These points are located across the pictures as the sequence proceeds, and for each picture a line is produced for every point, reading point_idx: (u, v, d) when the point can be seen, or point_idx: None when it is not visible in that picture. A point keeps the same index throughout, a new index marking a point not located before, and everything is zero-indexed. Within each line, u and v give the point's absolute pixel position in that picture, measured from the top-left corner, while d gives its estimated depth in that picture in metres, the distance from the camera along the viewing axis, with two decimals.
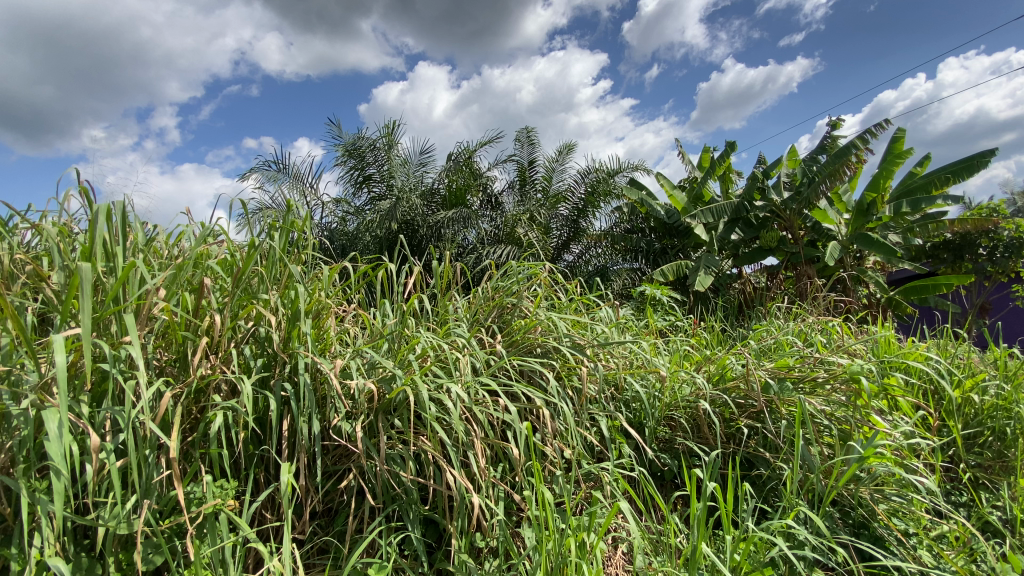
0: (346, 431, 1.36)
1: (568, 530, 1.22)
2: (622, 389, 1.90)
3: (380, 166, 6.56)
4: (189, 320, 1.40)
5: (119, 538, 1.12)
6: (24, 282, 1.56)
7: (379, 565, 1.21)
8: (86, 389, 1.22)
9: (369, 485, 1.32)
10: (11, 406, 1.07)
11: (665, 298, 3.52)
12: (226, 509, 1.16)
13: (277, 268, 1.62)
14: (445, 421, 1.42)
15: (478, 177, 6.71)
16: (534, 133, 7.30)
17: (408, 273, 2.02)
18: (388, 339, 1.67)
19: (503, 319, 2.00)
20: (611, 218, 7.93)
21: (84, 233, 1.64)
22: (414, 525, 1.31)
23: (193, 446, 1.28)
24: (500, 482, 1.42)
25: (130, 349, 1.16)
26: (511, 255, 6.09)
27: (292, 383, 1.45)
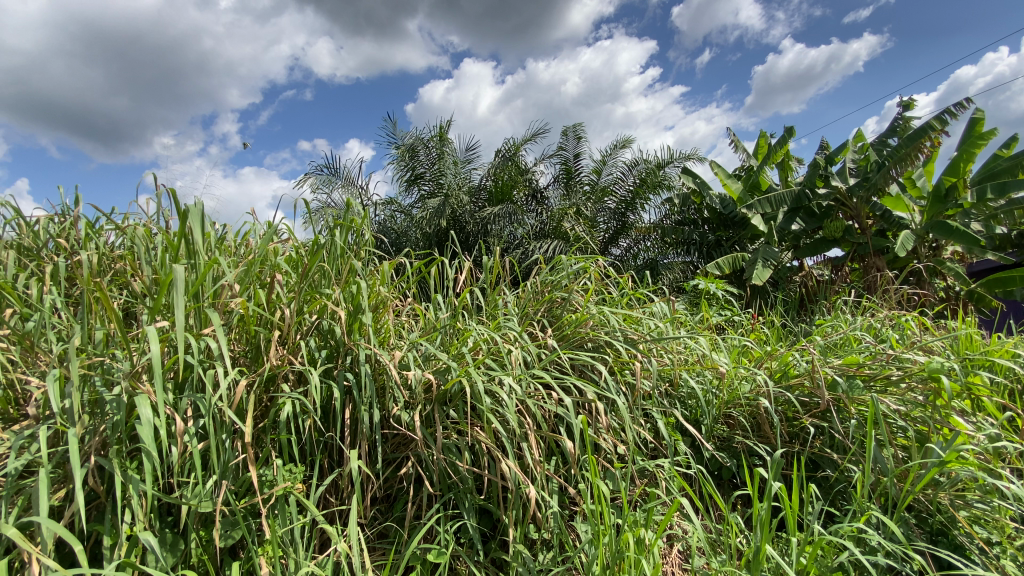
0: (405, 420, 1.40)
1: (625, 525, 1.21)
2: (678, 385, 1.86)
3: (428, 164, 6.67)
4: (260, 314, 1.49)
5: (199, 517, 1.21)
6: (112, 280, 1.69)
7: (438, 551, 1.24)
8: (171, 377, 1.32)
9: (427, 473, 1.36)
10: (107, 392, 1.17)
11: (720, 292, 3.40)
12: (296, 492, 1.23)
13: (337, 264, 1.69)
14: (499, 413, 1.44)
15: (525, 172, 6.70)
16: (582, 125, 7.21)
17: (460, 269, 2.05)
18: (442, 332, 1.70)
19: (554, 314, 1.99)
20: (661, 211, 7.73)
21: (162, 234, 1.76)
22: (470, 514, 1.34)
23: (265, 432, 1.36)
24: (554, 475, 1.43)
25: (211, 342, 1.25)
26: (559, 249, 6.07)
27: (354, 373, 1.51)
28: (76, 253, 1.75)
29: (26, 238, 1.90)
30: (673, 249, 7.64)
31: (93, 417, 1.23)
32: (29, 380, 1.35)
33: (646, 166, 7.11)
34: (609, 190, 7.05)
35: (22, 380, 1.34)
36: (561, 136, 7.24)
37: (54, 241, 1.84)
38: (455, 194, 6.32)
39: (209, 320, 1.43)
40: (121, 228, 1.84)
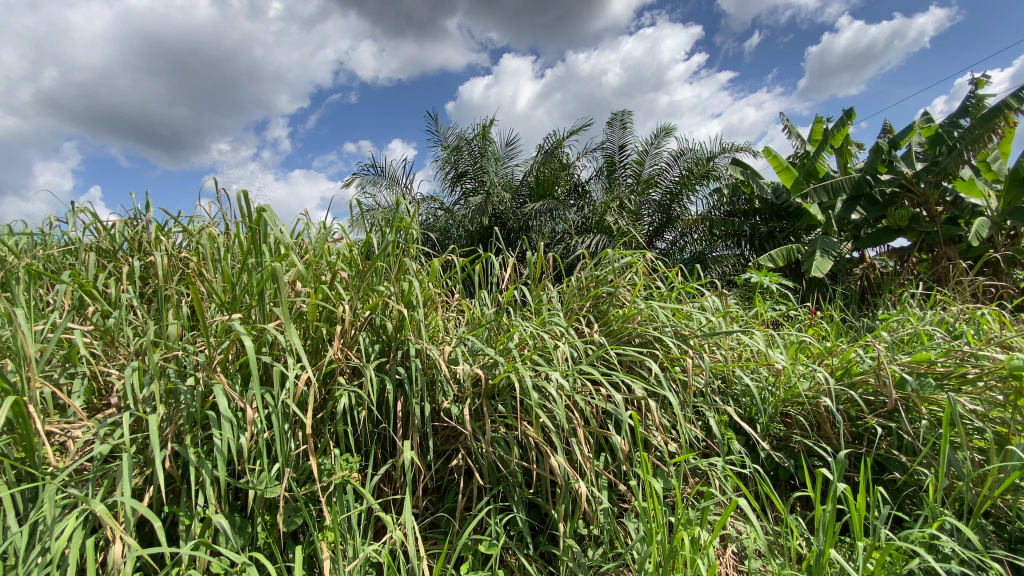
0: (455, 413, 1.43)
1: (678, 524, 1.18)
2: (731, 382, 1.80)
3: (470, 163, 6.71)
4: (317, 310, 1.55)
5: (265, 502, 1.28)
6: (181, 279, 1.81)
7: (489, 542, 1.26)
8: (237, 370, 1.40)
9: (477, 466, 1.38)
10: (184, 382, 1.27)
11: (774, 285, 3.26)
12: (353, 481, 1.27)
13: (387, 262, 1.74)
14: (547, 408, 1.44)
15: (567, 166, 6.65)
16: (628, 116, 7.08)
17: (506, 264, 2.06)
18: (489, 327, 1.72)
19: (600, 309, 1.97)
20: (708, 202, 7.49)
21: (225, 235, 1.86)
22: (519, 507, 1.35)
23: (323, 423, 1.42)
24: (604, 471, 1.42)
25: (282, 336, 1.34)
26: (603, 244, 5.99)
27: (405, 367, 1.55)
28: (149, 254, 1.88)
29: (105, 241, 2.05)
30: (723, 241, 7.40)
31: (169, 406, 1.32)
32: (112, 372, 1.46)
33: (693, 156, 6.90)
34: (654, 182, 6.90)
35: (105, 372, 1.46)
36: (604, 129, 7.14)
37: (130, 243, 1.97)
38: (497, 190, 6.35)
39: (274, 315, 1.54)
40: (188, 231, 1.97)
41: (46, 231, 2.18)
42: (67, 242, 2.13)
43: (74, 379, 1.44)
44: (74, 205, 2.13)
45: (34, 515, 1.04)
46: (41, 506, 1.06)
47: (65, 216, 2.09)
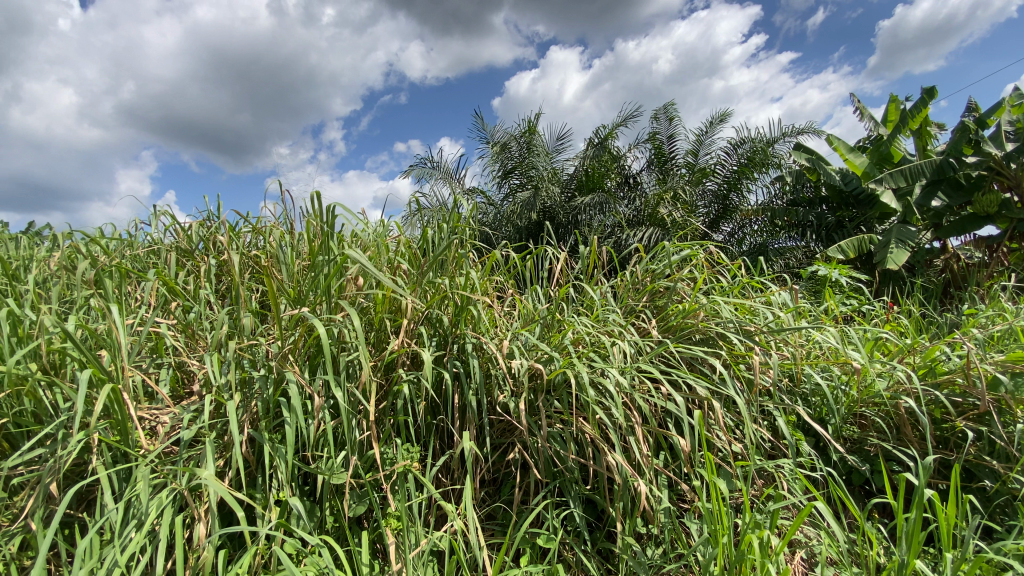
0: (511, 407, 1.44)
1: (745, 527, 1.14)
2: (801, 381, 1.71)
3: (519, 159, 6.69)
4: (378, 305, 1.60)
5: (332, 488, 1.34)
6: (251, 276, 1.92)
7: (547, 537, 1.26)
8: (305, 362, 1.48)
9: (533, 460, 1.38)
10: (259, 372, 1.35)
11: (843, 279, 3.07)
12: (414, 470, 1.31)
13: (443, 257, 1.78)
14: (604, 404, 1.42)
15: (617, 158, 6.53)
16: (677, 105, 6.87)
17: (560, 259, 2.05)
18: (543, 322, 1.71)
19: (658, 304, 1.91)
20: (770, 191, 7.13)
21: (290, 235, 1.96)
22: (576, 503, 1.34)
23: (385, 414, 1.46)
24: (663, 470, 1.38)
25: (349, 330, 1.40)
26: (656, 237, 5.84)
27: (462, 361, 1.58)
28: (223, 253, 2.00)
29: (184, 241, 2.20)
30: (785, 232, 7.04)
31: (244, 394, 1.41)
32: (192, 362, 1.57)
33: (752, 144, 6.59)
34: (710, 171, 6.65)
35: (187, 362, 1.57)
36: (653, 119, 6.96)
37: (206, 242, 2.11)
38: (545, 185, 6.33)
39: (342, 306, 1.64)
40: (256, 230, 2.08)
41: (132, 232, 2.37)
42: (150, 242, 2.30)
43: (160, 369, 1.56)
44: (156, 208, 2.30)
45: (130, 493, 1.13)
46: (136, 485, 1.16)
47: (148, 219, 2.26)
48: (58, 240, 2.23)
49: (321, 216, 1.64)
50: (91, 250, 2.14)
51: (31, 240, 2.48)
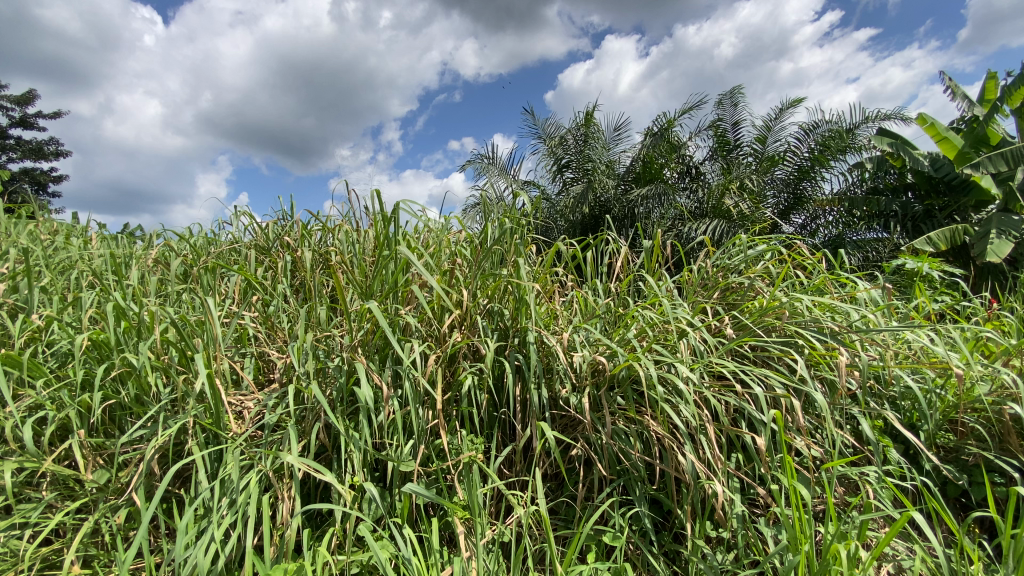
0: (574, 402, 1.43)
1: (829, 536, 1.07)
2: (890, 383, 1.58)
3: (574, 152, 6.59)
4: (443, 299, 1.64)
5: (400, 476, 1.38)
6: (323, 270, 2.02)
7: (613, 535, 1.24)
8: (376, 353, 1.54)
9: (598, 456, 1.36)
10: (334, 360, 1.43)
11: (935, 272, 2.81)
12: (479, 462, 1.33)
13: (503, 251, 1.79)
14: (672, 402, 1.38)
15: (678, 148, 6.32)
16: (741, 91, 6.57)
17: (622, 252, 1.99)
18: (605, 318, 1.68)
19: (729, 299, 1.83)
20: (848, 179, 6.66)
21: (359, 231, 2.05)
22: (642, 502, 1.31)
23: (451, 405, 1.50)
24: (735, 472, 1.33)
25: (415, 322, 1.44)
26: (721, 229, 5.60)
27: (524, 355, 1.58)
28: (297, 249, 2.11)
29: (262, 239, 2.34)
30: (864, 223, 6.54)
31: (320, 383, 1.49)
32: (272, 353, 1.67)
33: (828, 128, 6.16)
34: (780, 159, 6.28)
35: (267, 352, 1.68)
36: (716, 107, 6.69)
37: (282, 240, 2.23)
38: (601, 177, 6.23)
39: (408, 299, 1.69)
40: (326, 227, 2.17)
41: (216, 231, 2.56)
42: (233, 241, 2.46)
43: (244, 358, 1.67)
44: (237, 208, 2.47)
45: (222, 472, 1.22)
46: (227, 465, 1.25)
47: (231, 219, 2.42)
48: (153, 240, 2.44)
49: (386, 213, 1.71)
50: (181, 248, 2.32)
51: (130, 239, 2.72)
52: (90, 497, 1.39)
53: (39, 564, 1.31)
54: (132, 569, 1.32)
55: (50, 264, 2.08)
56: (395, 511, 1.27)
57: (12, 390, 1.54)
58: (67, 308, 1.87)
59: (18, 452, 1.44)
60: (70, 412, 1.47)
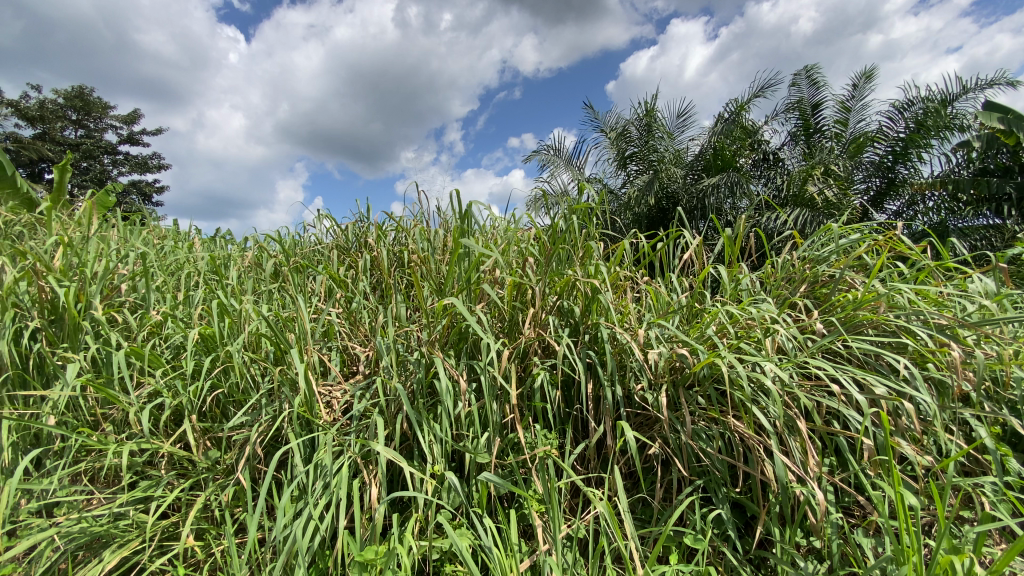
0: (650, 400, 1.40)
1: (941, 548, 0.98)
2: (1010, 385, 1.42)
3: (639, 143, 6.36)
4: (515, 295, 1.67)
5: (477, 467, 1.42)
6: (399, 268, 2.11)
7: (694, 537, 1.21)
8: (452, 348, 1.59)
9: (676, 456, 1.33)
10: (414, 354, 1.49)
11: None
12: (553, 457, 1.34)
13: (573, 247, 1.79)
14: (758, 401, 1.32)
15: (752, 133, 6.00)
16: (820, 70, 6.17)
17: (697, 244, 1.92)
18: (681, 313, 1.63)
19: (819, 293, 1.71)
20: (950, 160, 6.03)
21: (433, 231, 2.14)
22: (725, 505, 1.27)
23: (525, 399, 1.51)
24: (829, 477, 1.24)
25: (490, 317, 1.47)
26: (803, 218, 5.24)
27: (597, 351, 1.56)
28: (375, 249, 2.22)
29: (343, 240, 2.48)
30: (973, 208, 5.90)
31: (400, 376, 1.55)
32: (355, 347, 1.77)
33: (925, 104, 5.62)
34: (868, 141, 5.84)
35: (351, 346, 1.78)
36: (793, 89, 6.32)
37: (360, 240, 2.36)
38: (668, 168, 6.03)
39: (481, 295, 1.73)
40: (401, 228, 2.26)
41: (301, 233, 2.75)
42: (316, 242, 2.62)
43: (330, 351, 1.78)
44: (319, 211, 2.63)
45: (317, 458, 1.32)
46: (321, 451, 1.35)
47: (314, 222, 2.59)
48: (247, 242, 2.65)
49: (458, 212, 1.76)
50: (271, 250, 2.50)
51: (226, 242, 2.96)
52: (201, 476, 1.54)
53: (161, 534, 1.47)
54: (238, 543, 1.45)
55: (162, 266, 2.32)
56: (475, 502, 1.31)
57: (136, 378, 1.73)
58: (177, 306, 2.07)
59: (142, 434, 1.62)
60: (184, 399, 1.64)
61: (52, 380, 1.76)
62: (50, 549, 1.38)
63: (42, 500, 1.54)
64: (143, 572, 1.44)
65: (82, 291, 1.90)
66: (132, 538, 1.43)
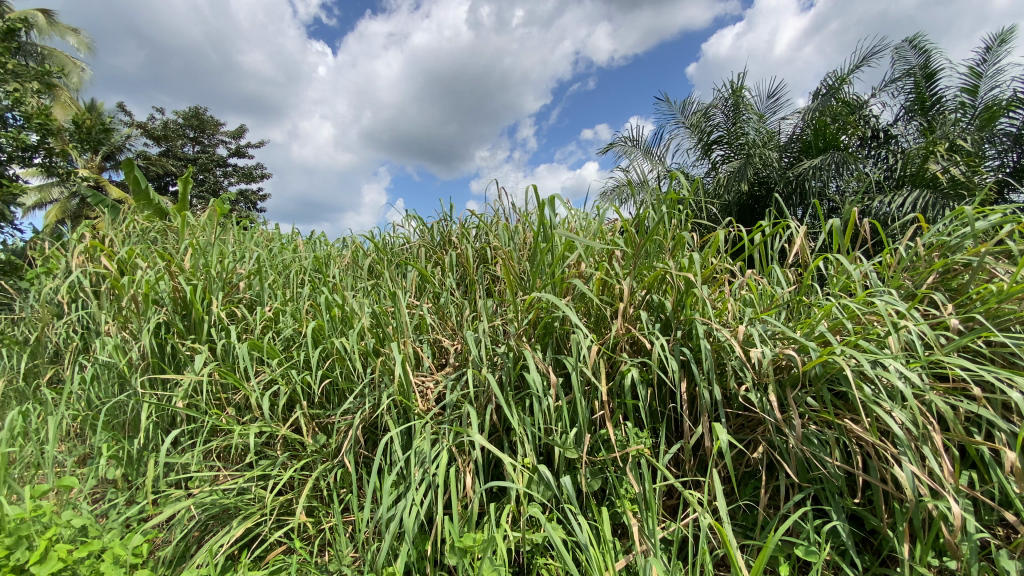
0: (754, 400, 1.31)
1: None
2: None
3: (725, 127, 5.99)
4: (603, 290, 1.64)
5: (568, 462, 1.41)
6: (484, 264, 2.16)
7: (806, 549, 1.13)
8: (540, 344, 1.61)
9: (784, 461, 1.24)
10: (504, 347, 1.52)
11: None
12: (647, 455, 1.30)
13: (663, 239, 1.73)
14: (882, 405, 1.19)
15: (858, 110, 5.46)
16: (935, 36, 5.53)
17: (802, 233, 1.77)
18: (785, 308, 1.52)
19: (950, 285, 1.52)
20: None
21: (517, 227, 2.16)
22: (841, 516, 1.17)
23: (615, 395, 1.48)
24: (970, 492, 1.10)
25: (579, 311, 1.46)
26: (925, 200, 4.66)
27: (692, 348, 1.49)
28: (460, 246, 2.28)
29: (428, 238, 2.58)
30: None
31: (490, 370, 1.58)
32: (445, 340, 1.84)
33: None
34: (1001, 110, 5.11)
35: (442, 340, 1.85)
36: (903, 59, 5.70)
37: (446, 238, 2.44)
38: (761, 151, 5.61)
39: (568, 290, 1.71)
40: (484, 224, 2.31)
41: (391, 233, 2.89)
42: (405, 241, 2.75)
43: (422, 345, 1.86)
44: (407, 211, 2.76)
45: (415, 445, 1.38)
46: (418, 439, 1.41)
47: (402, 222, 2.72)
48: (343, 242, 2.83)
49: (544, 206, 1.75)
50: (364, 249, 2.66)
51: (323, 242, 3.19)
52: (311, 458, 1.67)
53: (279, 509, 1.61)
54: (344, 521, 1.55)
55: (272, 265, 2.54)
56: (567, 496, 1.31)
57: (254, 367, 1.91)
58: (286, 302, 2.26)
59: (261, 418, 1.79)
60: (296, 387, 1.79)
61: (184, 367, 1.99)
62: (189, 516, 1.56)
63: (180, 473, 1.74)
64: (264, 543, 1.59)
65: (208, 288, 2.13)
66: (255, 511, 1.58)
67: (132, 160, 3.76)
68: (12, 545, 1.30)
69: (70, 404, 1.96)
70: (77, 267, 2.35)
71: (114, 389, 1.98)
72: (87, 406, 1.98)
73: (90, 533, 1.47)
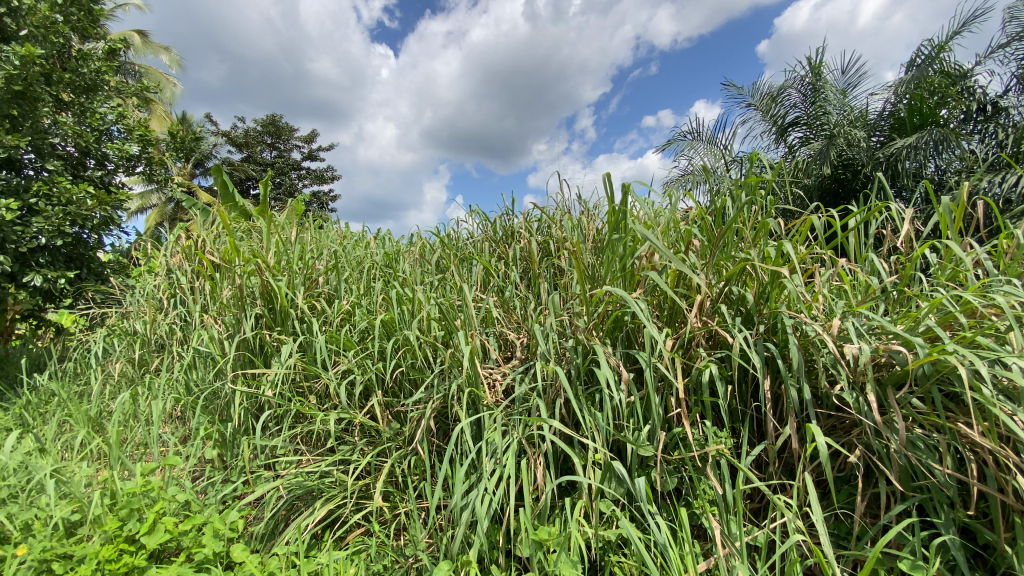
0: (849, 400, 1.21)
1: None
2: None
3: (803, 106, 5.59)
4: (677, 282, 1.58)
5: (642, 459, 1.37)
6: (550, 257, 2.14)
7: (911, 563, 1.03)
8: (610, 339, 1.57)
9: (884, 467, 1.14)
10: (575, 341, 1.50)
11: None
12: (728, 456, 1.25)
13: (741, 227, 1.63)
14: (1003, 409, 1.07)
15: (959, 81, 4.94)
16: None
17: (898, 219, 1.63)
18: (883, 300, 1.39)
19: None
20: None
21: (583, 220, 2.13)
22: (952, 530, 1.06)
23: (692, 392, 1.42)
24: None
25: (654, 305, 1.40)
26: None
27: (776, 343, 1.40)
28: (524, 240, 2.28)
29: (492, 232, 2.60)
30: None
31: (559, 363, 1.57)
32: (513, 333, 1.84)
33: None
34: None
35: (508, 333, 1.86)
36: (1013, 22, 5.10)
37: (510, 232, 2.45)
38: (845, 130, 5.19)
39: (639, 282, 1.66)
40: (548, 217, 2.30)
41: (456, 228, 2.95)
42: (469, 236, 2.80)
43: (489, 337, 1.88)
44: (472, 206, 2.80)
45: (487, 437, 1.40)
46: (489, 431, 1.43)
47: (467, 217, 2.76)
48: (410, 238, 2.92)
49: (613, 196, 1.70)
50: (430, 244, 2.73)
51: (391, 239, 3.30)
52: (386, 445, 1.74)
53: (357, 493, 1.69)
54: (418, 508, 1.61)
55: (345, 261, 2.66)
56: (642, 494, 1.28)
57: (331, 358, 2.02)
58: (358, 296, 2.36)
59: (340, 406, 1.88)
60: (370, 377, 1.87)
61: (270, 357, 2.13)
62: (278, 495, 1.67)
63: (268, 455, 1.87)
64: (345, 524, 1.68)
65: (289, 283, 2.26)
66: (336, 494, 1.66)
67: (219, 166, 4.06)
68: (126, 516, 1.44)
69: (173, 389, 2.15)
70: (175, 266, 2.57)
71: (209, 376, 2.15)
72: (187, 391, 2.16)
73: (192, 508, 1.60)
